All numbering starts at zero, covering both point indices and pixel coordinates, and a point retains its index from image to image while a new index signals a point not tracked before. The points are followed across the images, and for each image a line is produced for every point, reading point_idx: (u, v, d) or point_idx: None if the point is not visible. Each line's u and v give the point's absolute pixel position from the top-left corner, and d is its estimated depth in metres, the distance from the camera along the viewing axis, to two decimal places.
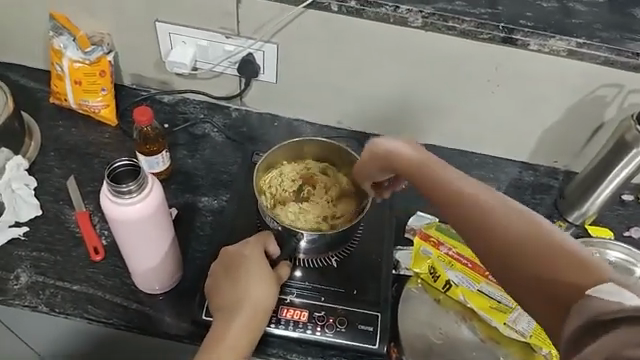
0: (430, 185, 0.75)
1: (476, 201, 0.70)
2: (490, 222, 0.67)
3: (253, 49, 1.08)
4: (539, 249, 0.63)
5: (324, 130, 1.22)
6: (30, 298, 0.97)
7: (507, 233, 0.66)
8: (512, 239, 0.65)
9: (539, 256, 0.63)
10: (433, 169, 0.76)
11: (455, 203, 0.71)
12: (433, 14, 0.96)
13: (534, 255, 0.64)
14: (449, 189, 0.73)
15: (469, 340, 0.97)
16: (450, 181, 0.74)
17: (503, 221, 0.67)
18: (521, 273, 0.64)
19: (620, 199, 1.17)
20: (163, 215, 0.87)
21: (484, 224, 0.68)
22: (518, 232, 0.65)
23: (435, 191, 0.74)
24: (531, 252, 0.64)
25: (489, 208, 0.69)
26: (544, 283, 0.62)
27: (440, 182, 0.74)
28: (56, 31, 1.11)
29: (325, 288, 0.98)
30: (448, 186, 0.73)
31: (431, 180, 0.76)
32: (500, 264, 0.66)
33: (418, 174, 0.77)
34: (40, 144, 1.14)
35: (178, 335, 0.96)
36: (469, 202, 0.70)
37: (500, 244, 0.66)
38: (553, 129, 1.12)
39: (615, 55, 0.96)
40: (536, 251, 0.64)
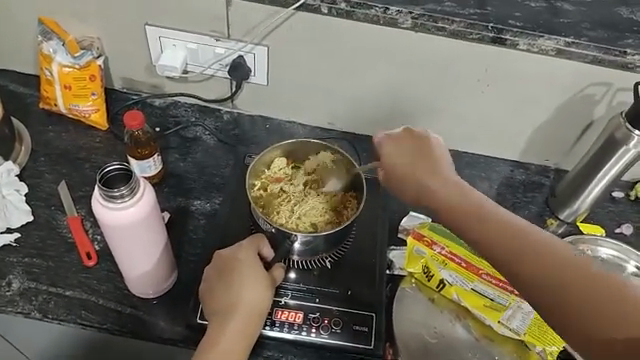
0: (461, 206, 0.79)
1: (509, 225, 0.74)
2: (524, 242, 0.72)
3: (243, 52, 1.08)
4: (575, 272, 0.69)
5: (317, 132, 1.22)
6: (23, 304, 0.97)
7: (542, 254, 0.71)
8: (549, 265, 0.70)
9: (578, 281, 0.69)
10: (460, 196, 0.80)
11: (488, 223, 0.75)
12: (423, 15, 0.97)
13: (571, 276, 0.69)
14: (480, 211, 0.77)
15: (464, 339, 0.97)
16: (479, 204, 0.78)
17: (537, 248, 0.72)
18: (561, 292, 0.69)
19: (610, 196, 1.18)
20: (156, 219, 0.86)
21: (521, 244, 0.72)
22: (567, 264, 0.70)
23: (465, 212, 0.78)
24: (568, 275, 0.69)
25: (522, 231, 0.73)
26: (582, 305, 0.68)
27: (470, 203, 0.79)
28: (44, 36, 1.09)
29: (319, 289, 0.98)
30: (479, 207, 0.78)
31: (462, 200, 0.79)
32: (536, 286, 0.71)
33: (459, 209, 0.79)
34: (31, 149, 1.13)
35: (172, 339, 0.96)
36: (503, 225, 0.75)
37: (539, 265, 0.71)
38: (543, 128, 1.13)
39: (602, 54, 0.97)
40: (572, 276, 0.69)
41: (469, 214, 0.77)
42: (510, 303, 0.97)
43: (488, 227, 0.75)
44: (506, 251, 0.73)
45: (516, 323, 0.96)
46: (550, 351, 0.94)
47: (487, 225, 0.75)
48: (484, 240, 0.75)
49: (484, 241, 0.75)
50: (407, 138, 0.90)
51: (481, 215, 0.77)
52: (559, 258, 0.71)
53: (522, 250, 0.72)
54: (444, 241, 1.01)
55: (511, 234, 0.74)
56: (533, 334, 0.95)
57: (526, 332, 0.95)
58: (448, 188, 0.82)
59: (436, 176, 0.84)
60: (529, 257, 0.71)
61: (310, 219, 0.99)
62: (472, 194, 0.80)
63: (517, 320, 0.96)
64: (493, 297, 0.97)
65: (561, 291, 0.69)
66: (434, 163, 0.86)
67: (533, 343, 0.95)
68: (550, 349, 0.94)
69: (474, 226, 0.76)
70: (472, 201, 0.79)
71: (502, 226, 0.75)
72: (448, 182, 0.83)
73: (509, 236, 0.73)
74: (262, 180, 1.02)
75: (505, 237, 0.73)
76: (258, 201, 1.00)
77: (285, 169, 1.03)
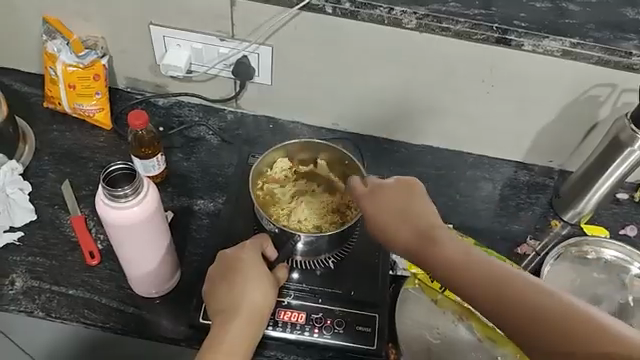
0: (436, 255, 0.76)
1: (487, 268, 0.73)
2: (503, 285, 0.70)
3: (247, 51, 1.08)
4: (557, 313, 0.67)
5: (320, 132, 1.22)
6: (26, 303, 0.97)
7: (524, 297, 0.69)
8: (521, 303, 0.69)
9: (561, 325, 0.66)
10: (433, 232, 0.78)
11: (467, 266, 0.73)
12: (427, 15, 0.97)
13: (551, 322, 0.67)
14: (456, 255, 0.75)
15: (467, 340, 0.97)
16: (456, 247, 0.76)
17: (508, 286, 0.70)
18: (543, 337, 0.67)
19: (615, 198, 1.18)
20: (160, 218, 0.86)
21: (500, 288, 0.70)
22: (541, 301, 0.68)
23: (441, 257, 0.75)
24: (552, 316, 0.67)
25: (501, 273, 0.72)
26: (568, 347, 0.66)
27: (445, 248, 0.76)
28: (49, 35, 1.11)
29: (322, 289, 0.98)
30: (455, 251, 0.75)
31: (438, 246, 0.77)
32: (518, 330, 0.69)
33: (429, 248, 0.77)
34: (35, 148, 1.14)
35: (175, 339, 0.96)
36: (479, 269, 0.73)
37: (519, 307, 0.69)
38: (547, 129, 1.13)
39: (608, 54, 0.96)
40: (556, 317, 0.67)
41: (447, 259, 0.75)
42: None
43: (465, 271, 0.73)
44: (485, 297, 0.71)
45: None
46: None
47: (466, 268, 0.73)
48: (463, 286, 0.73)
49: (464, 285, 0.73)
50: (393, 183, 0.84)
51: (458, 259, 0.74)
52: (542, 300, 0.68)
53: (501, 294, 0.70)
54: None
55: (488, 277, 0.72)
56: None
57: None
58: (424, 233, 0.79)
59: (412, 218, 0.81)
60: (508, 301, 0.69)
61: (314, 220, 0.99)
62: (447, 237, 0.78)
63: None
64: None
65: (544, 335, 0.67)
66: (413, 202, 0.82)
67: None
68: None
69: (451, 271, 0.74)
70: (448, 244, 0.76)
71: (479, 270, 0.73)
72: (422, 225, 0.80)
73: (488, 279, 0.71)
74: (263, 182, 1.01)
75: (483, 281, 0.72)
76: (261, 202, 0.99)
77: (287, 171, 1.03)
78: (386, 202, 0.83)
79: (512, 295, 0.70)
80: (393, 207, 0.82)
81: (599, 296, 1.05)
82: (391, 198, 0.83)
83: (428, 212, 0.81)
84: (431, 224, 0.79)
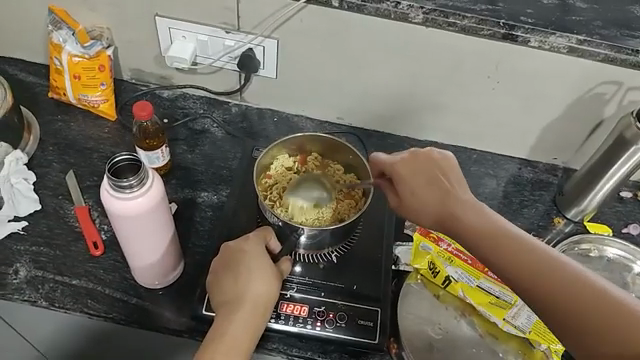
0: (459, 218, 0.78)
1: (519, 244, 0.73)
2: (532, 261, 0.72)
3: (253, 44, 1.08)
4: (586, 293, 0.68)
5: (324, 126, 1.21)
6: (30, 292, 0.97)
7: (540, 264, 0.71)
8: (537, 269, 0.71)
9: (573, 294, 0.69)
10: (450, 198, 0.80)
11: (497, 241, 0.74)
12: (434, 10, 0.96)
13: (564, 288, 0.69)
14: (486, 227, 0.76)
15: (468, 336, 0.98)
16: (490, 222, 0.77)
17: (525, 251, 0.72)
18: (563, 314, 0.69)
19: (619, 196, 1.18)
20: (165, 210, 0.87)
21: (526, 263, 0.72)
22: (553, 268, 0.70)
23: (471, 230, 0.77)
24: (578, 296, 0.68)
25: (532, 250, 0.72)
26: (588, 322, 0.67)
27: (479, 222, 0.77)
28: (54, 25, 1.10)
29: (325, 283, 0.98)
30: (484, 224, 0.76)
31: (465, 216, 0.78)
32: (535, 296, 0.71)
33: (450, 213, 0.79)
34: (39, 138, 1.14)
35: (177, 330, 0.96)
36: (509, 243, 0.74)
37: (544, 282, 0.70)
38: (552, 127, 1.13)
39: (614, 52, 0.96)
40: (584, 296, 0.68)
41: (479, 233, 0.76)
42: (516, 300, 0.97)
43: (496, 246, 0.74)
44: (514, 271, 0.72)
45: (521, 320, 0.95)
46: (555, 350, 0.94)
47: (495, 244, 0.74)
48: (493, 260, 0.74)
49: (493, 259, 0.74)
50: (411, 156, 0.83)
51: (489, 234, 0.75)
52: (570, 280, 0.69)
53: (529, 270, 0.71)
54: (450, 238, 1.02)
55: (518, 255, 0.73)
56: (538, 332, 0.95)
57: (530, 330, 0.95)
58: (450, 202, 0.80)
59: (436, 186, 0.81)
60: (534, 278, 0.71)
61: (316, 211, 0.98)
62: (477, 207, 0.79)
63: (523, 317, 0.96)
64: (498, 294, 0.97)
65: (567, 311, 0.69)
66: (439, 171, 0.82)
67: (539, 340, 0.95)
68: (556, 347, 0.94)
69: (482, 245, 0.75)
70: (478, 216, 0.78)
71: (511, 246, 0.73)
72: (448, 196, 0.80)
73: (519, 255, 0.73)
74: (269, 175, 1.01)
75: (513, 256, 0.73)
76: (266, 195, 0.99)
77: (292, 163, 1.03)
78: (412, 170, 0.83)
79: (542, 272, 0.71)
80: (418, 176, 0.82)
81: None
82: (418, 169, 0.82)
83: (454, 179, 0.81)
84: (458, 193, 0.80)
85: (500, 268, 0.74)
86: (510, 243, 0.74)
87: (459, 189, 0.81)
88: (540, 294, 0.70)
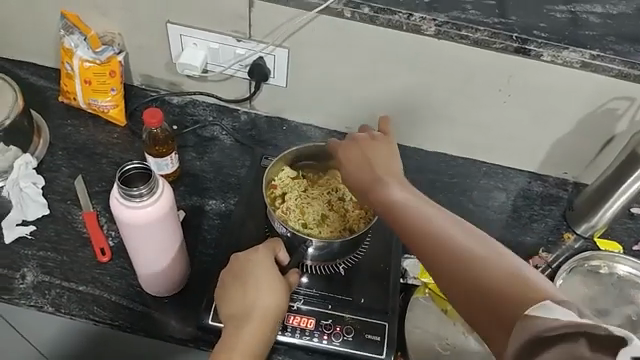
0: (387, 201, 0.79)
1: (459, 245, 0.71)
2: (470, 264, 0.69)
3: (264, 53, 1.08)
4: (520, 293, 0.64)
5: (333, 136, 1.21)
6: (36, 297, 0.97)
7: (451, 244, 0.71)
8: (446, 250, 0.71)
9: (476, 272, 0.68)
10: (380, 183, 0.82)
11: (438, 244, 0.71)
12: (446, 22, 0.96)
13: (468, 266, 0.69)
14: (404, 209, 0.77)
15: (475, 351, 0.97)
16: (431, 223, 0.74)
17: (437, 233, 0.72)
18: (497, 318, 0.65)
19: (629, 213, 1.17)
20: (174, 218, 0.87)
21: (436, 244, 0.72)
22: (463, 248, 0.70)
23: (414, 233, 0.74)
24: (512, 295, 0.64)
25: (471, 251, 0.70)
26: (490, 300, 0.66)
27: (422, 222, 0.74)
28: (66, 30, 1.10)
29: (332, 296, 0.98)
30: (403, 206, 0.77)
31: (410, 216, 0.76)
32: (444, 276, 0.71)
33: (377, 197, 0.81)
34: (49, 142, 1.14)
35: (183, 339, 0.96)
36: (448, 246, 0.71)
37: (457, 262, 0.70)
38: (563, 141, 1.12)
39: (628, 68, 0.95)
40: (490, 276, 0.67)
41: (420, 236, 0.73)
42: None
43: (438, 250, 0.71)
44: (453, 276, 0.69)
45: None
46: None
47: (438, 245, 0.72)
48: (434, 265, 0.71)
49: (434, 263, 0.72)
50: (356, 144, 0.89)
51: (431, 236, 0.73)
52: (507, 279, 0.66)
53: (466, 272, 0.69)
54: None
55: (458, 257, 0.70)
56: None
57: None
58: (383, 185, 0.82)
59: (369, 171, 0.85)
60: (469, 281, 0.68)
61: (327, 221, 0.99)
62: (422, 204, 0.77)
63: None
64: None
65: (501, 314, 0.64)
66: (373, 156, 0.87)
67: None
68: None
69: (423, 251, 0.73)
70: (420, 215, 0.75)
71: (451, 248, 0.71)
72: (377, 175, 0.84)
73: (458, 258, 0.70)
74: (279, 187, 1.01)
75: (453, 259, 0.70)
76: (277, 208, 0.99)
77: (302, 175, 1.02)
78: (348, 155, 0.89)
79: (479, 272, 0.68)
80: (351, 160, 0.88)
81: (612, 311, 1.04)
82: (355, 153, 0.88)
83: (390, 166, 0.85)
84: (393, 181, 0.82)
85: (440, 274, 0.71)
86: (424, 225, 0.74)
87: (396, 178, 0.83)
88: (477, 298, 0.67)
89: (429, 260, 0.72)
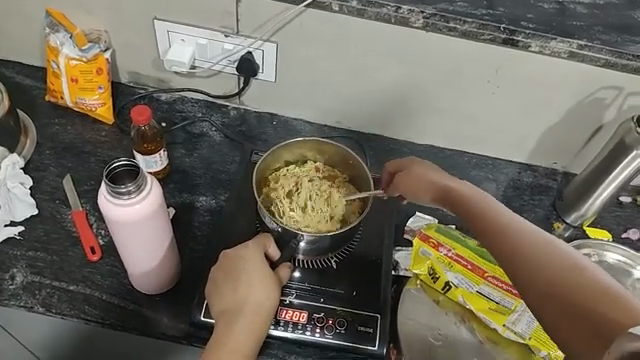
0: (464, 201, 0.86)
1: (542, 248, 0.72)
2: (541, 258, 0.71)
3: (252, 48, 1.07)
4: (600, 297, 0.64)
5: (323, 130, 1.21)
6: (26, 298, 0.96)
7: (522, 236, 0.75)
8: (516, 240, 0.75)
9: (544, 262, 0.71)
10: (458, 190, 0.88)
11: (520, 246, 0.74)
12: (434, 14, 0.96)
13: (537, 256, 0.72)
14: (479, 209, 0.83)
15: (468, 342, 0.97)
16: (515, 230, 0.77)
17: (510, 228, 0.77)
18: (574, 321, 0.64)
19: (618, 201, 1.18)
20: (163, 216, 0.86)
21: (505, 233, 0.77)
22: (533, 242, 0.73)
23: (495, 237, 0.77)
24: (591, 299, 0.64)
25: (553, 255, 0.71)
26: (555, 289, 0.68)
27: (505, 230, 0.77)
28: (52, 28, 1.09)
29: (324, 289, 0.98)
30: (480, 207, 0.83)
31: (493, 224, 0.79)
32: (510, 263, 0.74)
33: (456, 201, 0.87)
34: (37, 141, 1.13)
35: (176, 337, 0.95)
36: (518, 237, 0.75)
37: (523, 251, 0.73)
38: (552, 132, 1.13)
39: (615, 57, 0.96)
40: (555, 267, 0.69)
41: (494, 232, 0.78)
42: (516, 306, 0.96)
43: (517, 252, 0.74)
44: (531, 278, 0.71)
45: (521, 327, 0.95)
46: (554, 355, 0.94)
47: (518, 248, 0.74)
48: (513, 266, 0.73)
49: (512, 264, 0.74)
50: (428, 166, 0.94)
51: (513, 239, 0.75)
52: (590, 284, 0.66)
53: (546, 274, 0.69)
54: (451, 243, 1.01)
55: (537, 259, 0.71)
56: (538, 338, 0.94)
57: (531, 336, 0.94)
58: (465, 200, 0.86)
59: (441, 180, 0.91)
60: (546, 283, 0.69)
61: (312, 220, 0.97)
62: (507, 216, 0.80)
63: (523, 323, 0.95)
64: (498, 300, 0.97)
65: (578, 316, 0.64)
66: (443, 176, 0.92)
67: (539, 347, 0.94)
68: (556, 354, 0.94)
69: (503, 252, 0.75)
70: (505, 223, 0.78)
71: (530, 252, 0.73)
72: (451, 187, 0.89)
73: (539, 259, 0.71)
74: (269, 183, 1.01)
75: (532, 261, 0.72)
76: (267, 204, 0.99)
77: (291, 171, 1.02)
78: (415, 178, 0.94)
79: (561, 275, 0.68)
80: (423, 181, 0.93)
81: None
82: (424, 176, 0.93)
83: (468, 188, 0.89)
84: (475, 197, 0.86)
85: (508, 264, 0.74)
86: (498, 220, 0.79)
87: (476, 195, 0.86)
88: (541, 285, 0.69)
89: (507, 262, 0.74)
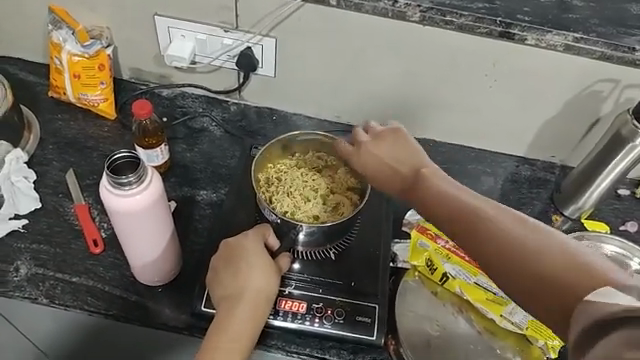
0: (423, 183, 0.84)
1: (498, 220, 0.74)
2: (499, 232, 0.72)
3: (251, 43, 1.09)
4: (563, 261, 0.67)
5: (323, 124, 1.22)
6: (30, 290, 0.98)
7: (478, 212, 0.76)
8: (472, 217, 0.76)
9: (501, 236, 0.72)
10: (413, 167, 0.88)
11: (476, 222, 0.75)
12: (431, 8, 0.97)
13: (494, 231, 0.73)
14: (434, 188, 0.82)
15: (466, 332, 0.98)
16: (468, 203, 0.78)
17: (466, 205, 0.77)
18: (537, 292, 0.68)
19: (616, 194, 1.18)
20: (164, 207, 0.88)
21: (459, 209, 0.77)
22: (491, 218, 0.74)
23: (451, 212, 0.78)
24: (555, 264, 0.67)
25: (510, 226, 0.73)
26: (517, 262, 0.70)
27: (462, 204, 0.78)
28: (55, 25, 1.11)
29: (323, 280, 0.99)
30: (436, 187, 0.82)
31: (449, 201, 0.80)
32: (469, 239, 0.75)
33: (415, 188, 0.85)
34: (40, 136, 1.15)
35: (177, 327, 0.97)
36: (475, 213, 0.76)
37: (478, 226, 0.74)
38: (549, 125, 1.14)
39: (611, 50, 0.96)
40: (513, 238, 0.71)
41: (450, 210, 0.78)
42: None
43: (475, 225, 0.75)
44: (486, 245, 0.73)
45: (518, 317, 0.95)
46: (552, 346, 0.94)
47: (475, 221, 0.75)
48: (474, 245, 0.74)
49: (472, 237, 0.75)
50: (382, 139, 0.92)
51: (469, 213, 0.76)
52: (550, 248, 0.69)
53: (505, 245, 0.71)
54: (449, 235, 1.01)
55: (489, 227, 0.74)
56: (536, 329, 0.94)
57: (528, 327, 0.95)
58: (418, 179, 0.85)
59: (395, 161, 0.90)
60: (509, 253, 0.70)
61: (306, 210, 0.99)
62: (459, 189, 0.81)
63: (521, 313, 0.95)
64: (496, 291, 0.97)
65: (537, 287, 0.67)
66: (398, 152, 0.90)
67: (536, 337, 0.95)
68: (553, 344, 0.94)
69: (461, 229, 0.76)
70: (460, 201, 0.78)
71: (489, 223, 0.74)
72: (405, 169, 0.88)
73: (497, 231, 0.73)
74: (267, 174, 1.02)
75: (493, 238, 0.72)
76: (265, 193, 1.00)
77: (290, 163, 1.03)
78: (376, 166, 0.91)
79: (523, 244, 0.70)
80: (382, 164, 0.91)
81: None
82: (376, 149, 0.92)
83: (416, 156, 0.89)
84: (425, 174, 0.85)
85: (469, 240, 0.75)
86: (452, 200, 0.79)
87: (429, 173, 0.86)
88: (499, 258, 0.71)
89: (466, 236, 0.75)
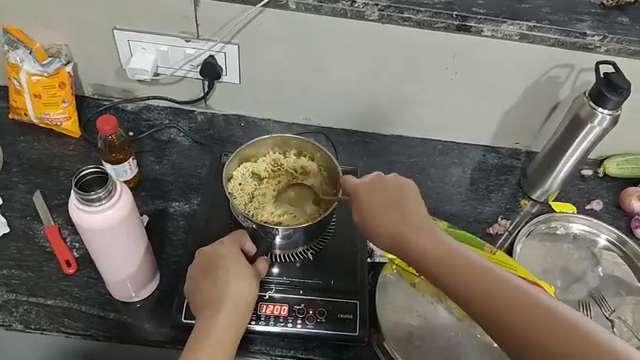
0: (417, 242, 0.80)
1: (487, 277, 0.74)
2: (486, 290, 0.73)
3: (214, 51, 1.09)
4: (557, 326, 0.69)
5: (292, 128, 1.23)
6: (3, 316, 0.95)
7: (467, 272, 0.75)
8: (468, 276, 0.75)
9: (491, 299, 0.73)
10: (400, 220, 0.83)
11: (469, 279, 0.75)
12: (389, 6, 0.99)
13: (484, 288, 0.74)
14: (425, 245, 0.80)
15: (446, 320, 0.99)
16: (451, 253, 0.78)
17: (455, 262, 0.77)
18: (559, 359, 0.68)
19: (580, 175, 1.22)
20: (136, 222, 0.87)
21: (454, 267, 0.76)
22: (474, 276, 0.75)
23: (437, 262, 0.78)
24: (546, 328, 0.69)
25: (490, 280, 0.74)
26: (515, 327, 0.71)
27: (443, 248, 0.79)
28: (10, 45, 1.08)
29: (302, 281, 0.99)
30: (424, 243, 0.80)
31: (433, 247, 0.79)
32: (465, 292, 0.75)
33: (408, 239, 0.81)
34: (3, 160, 1.12)
35: (159, 341, 0.96)
36: (465, 270, 0.76)
37: (470, 286, 0.74)
38: (512, 112, 1.16)
39: (564, 36, 1.00)
40: (504, 296, 0.72)
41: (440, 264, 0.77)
42: None
43: (463, 283, 0.75)
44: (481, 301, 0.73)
45: None
46: None
47: (457, 275, 0.76)
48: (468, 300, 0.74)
49: (461, 289, 0.75)
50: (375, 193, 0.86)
51: (456, 264, 0.77)
52: (544, 315, 0.70)
53: (497, 304, 0.72)
54: None
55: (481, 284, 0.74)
56: None
57: None
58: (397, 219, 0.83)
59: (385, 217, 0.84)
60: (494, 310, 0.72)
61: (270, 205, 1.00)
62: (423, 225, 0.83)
63: None
64: None
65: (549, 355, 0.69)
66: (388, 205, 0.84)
67: None
68: None
69: (459, 282, 0.75)
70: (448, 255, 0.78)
71: (471, 275, 0.75)
72: (396, 220, 0.83)
73: (489, 289, 0.73)
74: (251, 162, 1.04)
75: (485, 299, 0.73)
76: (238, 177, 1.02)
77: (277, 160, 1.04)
78: (373, 196, 0.85)
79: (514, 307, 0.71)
80: (378, 199, 0.85)
81: (572, 269, 1.10)
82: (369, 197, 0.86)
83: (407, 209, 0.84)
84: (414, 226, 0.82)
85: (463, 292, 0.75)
86: (441, 252, 0.78)
87: (412, 191, 0.85)
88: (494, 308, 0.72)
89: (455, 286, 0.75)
